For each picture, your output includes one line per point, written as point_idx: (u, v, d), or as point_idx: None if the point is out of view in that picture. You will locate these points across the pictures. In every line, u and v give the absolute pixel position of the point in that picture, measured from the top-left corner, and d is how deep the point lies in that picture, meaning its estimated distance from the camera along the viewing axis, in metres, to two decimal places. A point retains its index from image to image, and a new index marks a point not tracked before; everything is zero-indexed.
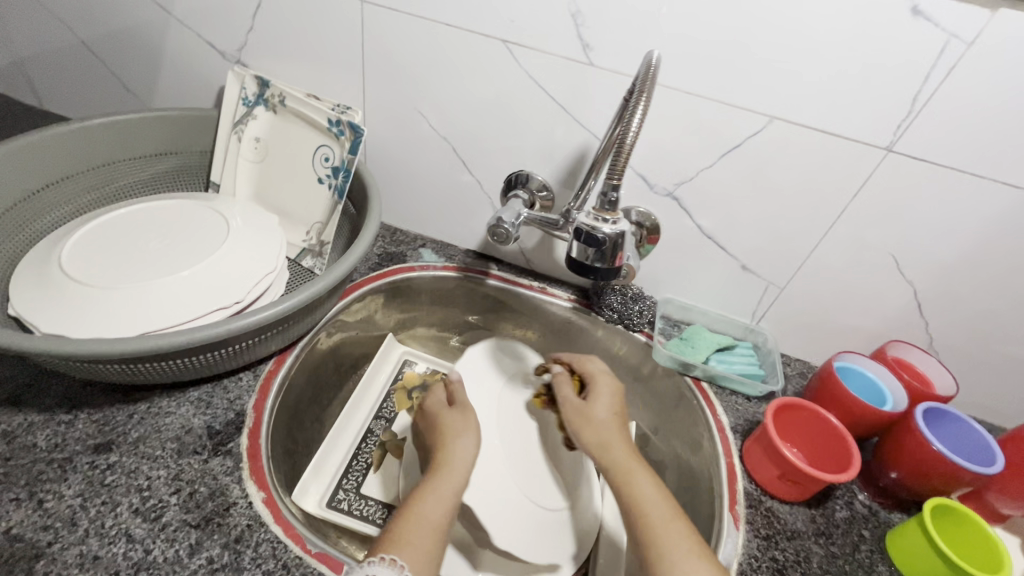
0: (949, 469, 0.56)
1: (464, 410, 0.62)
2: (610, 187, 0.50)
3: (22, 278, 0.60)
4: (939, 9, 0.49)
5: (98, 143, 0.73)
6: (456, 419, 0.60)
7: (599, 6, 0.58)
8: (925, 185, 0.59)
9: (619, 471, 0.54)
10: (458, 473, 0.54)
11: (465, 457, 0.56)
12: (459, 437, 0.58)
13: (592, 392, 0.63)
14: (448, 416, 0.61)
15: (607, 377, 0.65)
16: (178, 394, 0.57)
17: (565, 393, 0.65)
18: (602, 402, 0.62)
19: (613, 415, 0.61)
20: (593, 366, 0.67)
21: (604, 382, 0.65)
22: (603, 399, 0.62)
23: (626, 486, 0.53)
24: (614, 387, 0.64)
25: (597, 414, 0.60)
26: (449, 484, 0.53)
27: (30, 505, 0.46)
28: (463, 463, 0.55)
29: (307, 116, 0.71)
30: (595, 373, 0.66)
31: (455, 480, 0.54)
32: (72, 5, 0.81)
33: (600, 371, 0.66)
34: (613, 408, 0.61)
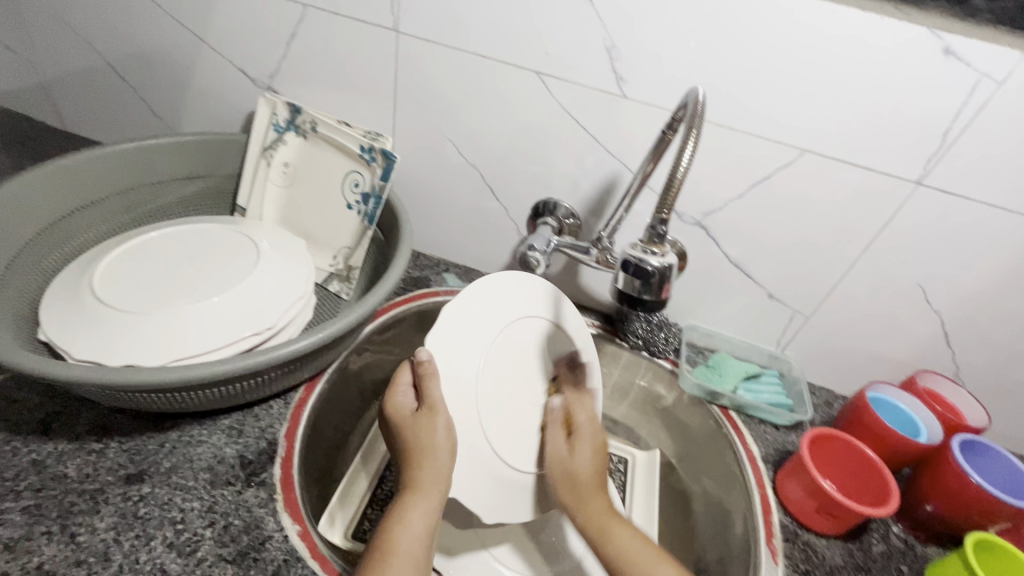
0: (988, 504, 0.56)
1: (434, 404, 0.53)
2: (659, 221, 0.52)
3: (53, 304, 0.59)
4: (970, 50, 0.51)
5: (128, 167, 0.73)
6: (422, 424, 0.52)
7: (635, 41, 0.59)
8: (955, 218, 0.60)
9: (594, 522, 0.55)
10: (435, 489, 0.51)
11: (440, 472, 0.51)
12: (433, 438, 0.52)
13: (579, 445, 0.61)
14: (415, 424, 0.53)
15: (598, 427, 0.63)
16: (209, 422, 0.57)
17: (556, 440, 0.61)
18: (588, 459, 0.60)
19: (597, 472, 0.60)
20: (583, 417, 0.63)
21: (590, 434, 0.62)
22: (584, 454, 0.61)
23: (607, 537, 0.54)
24: (601, 443, 0.62)
25: (581, 471, 0.59)
26: (422, 514, 0.50)
27: (63, 539, 0.45)
28: (438, 475, 0.51)
29: (338, 142, 0.72)
30: (586, 426, 0.63)
31: (430, 499, 0.51)
32: (104, 30, 0.82)
33: (590, 422, 0.63)
34: (596, 462, 0.60)
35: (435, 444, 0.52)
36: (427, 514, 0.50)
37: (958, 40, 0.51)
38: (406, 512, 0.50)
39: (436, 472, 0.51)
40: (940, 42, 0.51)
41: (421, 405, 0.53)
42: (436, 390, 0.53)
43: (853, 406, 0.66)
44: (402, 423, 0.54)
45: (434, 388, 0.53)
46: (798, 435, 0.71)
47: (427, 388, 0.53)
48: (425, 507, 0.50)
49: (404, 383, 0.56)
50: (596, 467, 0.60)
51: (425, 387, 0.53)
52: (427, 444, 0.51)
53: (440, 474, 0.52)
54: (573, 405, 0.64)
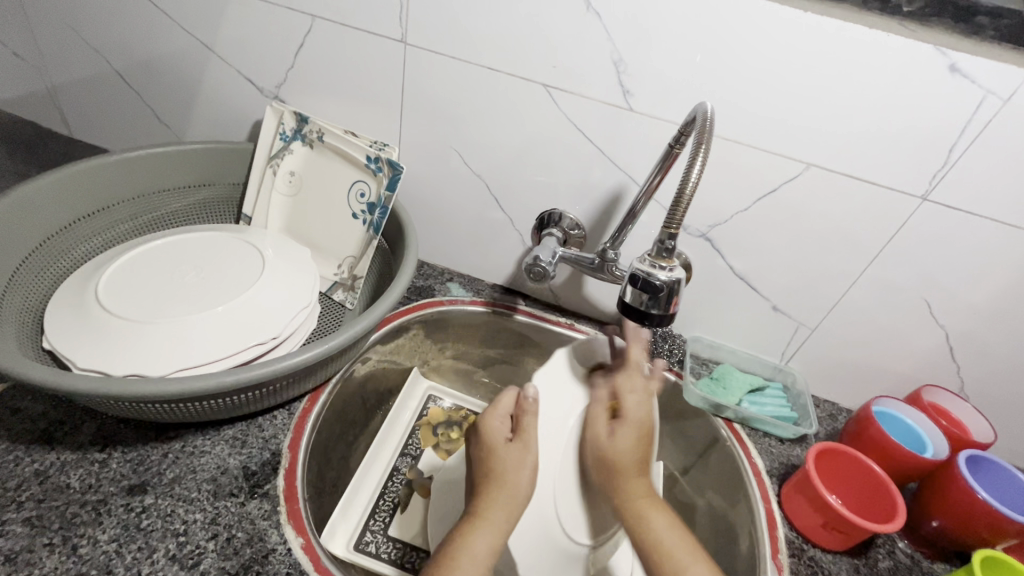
0: (995, 520, 0.56)
1: (527, 437, 0.58)
2: (667, 236, 0.52)
3: (57, 311, 0.59)
4: (975, 67, 0.51)
5: (135, 175, 0.73)
6: (512, 455, 0.56)
7: (642, 55, 0.59)
8: (960, 233, 0.60)
9: (633, 506, 0.54)
10: (503, 520, 0.51)
11: (511, 510, 0.52)
12: (518, 474, 0.54)
13: (620, 431, 0.60)
14: (505, 451, 0.56)
15: (640, 413, 0.62)
16: (212, 432, 0.56)
17: (598, 428, 0.62)
18: (624, 445, 0.59)
19: (635, 457, 0.58)
20: (630, 403, 0.63)
21: (637, 421, 0.61)
22: (623, 439, 0.59)
23: (639, 525, 0.53)
24: (647, 429, 0.60)
25: (620, 458, 0.58)
26: (489, 541, 0.49)
27: (65, 551, 0.45)
28: (521, 486, 0.54)
29: (345, 152, 0.72)
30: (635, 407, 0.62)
31: (496, 532, 0.50)
32: (113, 38, 0.82)
33: (636, 409, 0.62)
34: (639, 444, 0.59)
35: (520, 481, 0.54)
36: (492, 541, 0.49)
37: (964, 57, 0.51)
38: (472, 539, 0.49)
39: (512, 505, 0.52)
40: (946, 59, 0.52)
41: (516, 437, 0.58)
42: (532, 425, 0.59)
43: (859, 419, 0.66)
44: (490, 449, 0.56)
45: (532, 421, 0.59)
46: (803, 448, 0.70)
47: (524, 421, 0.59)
48: (490, 541, 0.49)
49: (502, 411, 0.60)
50: (635, 457, 0.58)
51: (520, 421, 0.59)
52: (518, 462, 0.55)
53: (517, 501, 0.53)
54: (621, 385, 0.65)
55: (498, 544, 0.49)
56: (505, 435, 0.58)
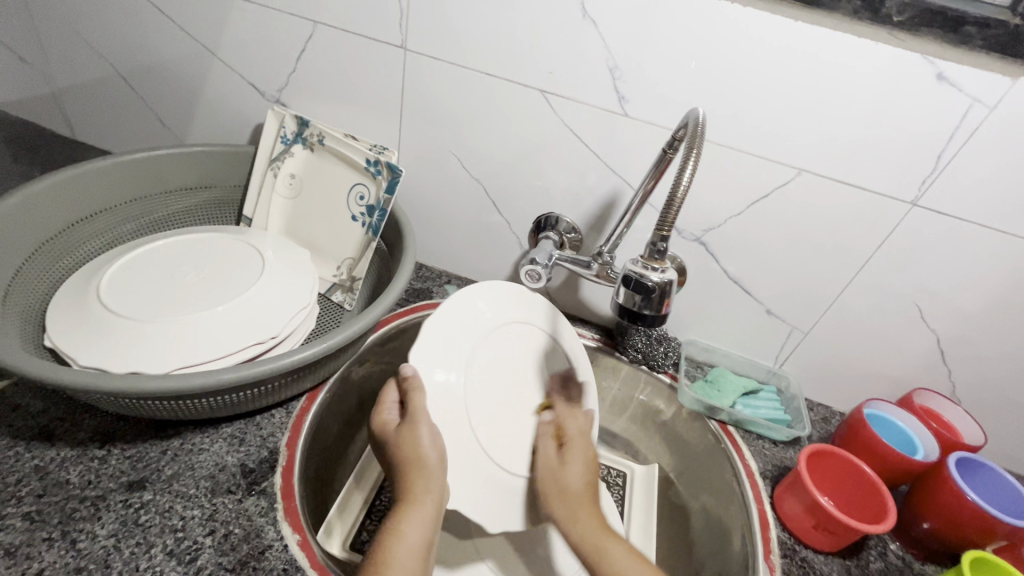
0: (986, 522, 0.56)
1: (416, 416, 0.55)
2: (659, 238, 0.53)
3: (59, 310, 0.60)
4: (962, 76, 0.52)
5: (137, 176, 0.74)
6: (407, 436, 0.54)
7: (637, 62, 0.60)
8: (950, 238, 0.61)
9: (590, 540, 0.51)
10: (431, 496, 0.52)
11: (428, 487, 0.52)
12: (422, 452, 0.53)
13: (567, 458, 0.61)
14: (401, 434, 0.55)
15: (584, 437, 0.63)
16: (211, 430, 0.57)
17: (541, 446, 0.63)
18: (575, 474, 0.59)
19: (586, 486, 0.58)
20: (573, 428, 0.64)
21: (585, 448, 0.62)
22: (573, 469, 0.59)
23: (591, 550, 0.50)
24: (592, 458, 0.61)
25: (572, 486, 0.58)
26: (417, 522, 0.49)
27: (63, 545, 0.46)
28: (433, 458, 0.54)
29: (344, 155, 0.73)
30: (575, 436, 0.63)
31: (426, 513, 0.51)
32: (117, 42, 0.84)
33: (580, 434, 0.63)
34: (588, 476, 0.59)
35: (427, 458, 0.53)
36: (422, 522, 0.50)
37: (951, 66, 0.52)
38: (399, 525, 0.49)
39: (427, 477, 0.52)
40: (934, 68, 0.53)
41: (406, 417, 0.56)
42: (420, 402, 0.56)
43: (851, 422, 0.67)
44: (392, 441, 0.55)
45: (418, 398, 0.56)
46: (796, 450, 0.71)
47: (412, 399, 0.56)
48: (419, 518, 0.50)
49: (391, 400, 0.58)
50: (583, 482, 0.58)
51: (408, 399, 0.56)
52: (414, 441, 0.54)
53: (426, 472, 0.53)
54: (564, 415, 0.66)
55: (428, 518, 0.50)
56: (397, 418, 0.57)
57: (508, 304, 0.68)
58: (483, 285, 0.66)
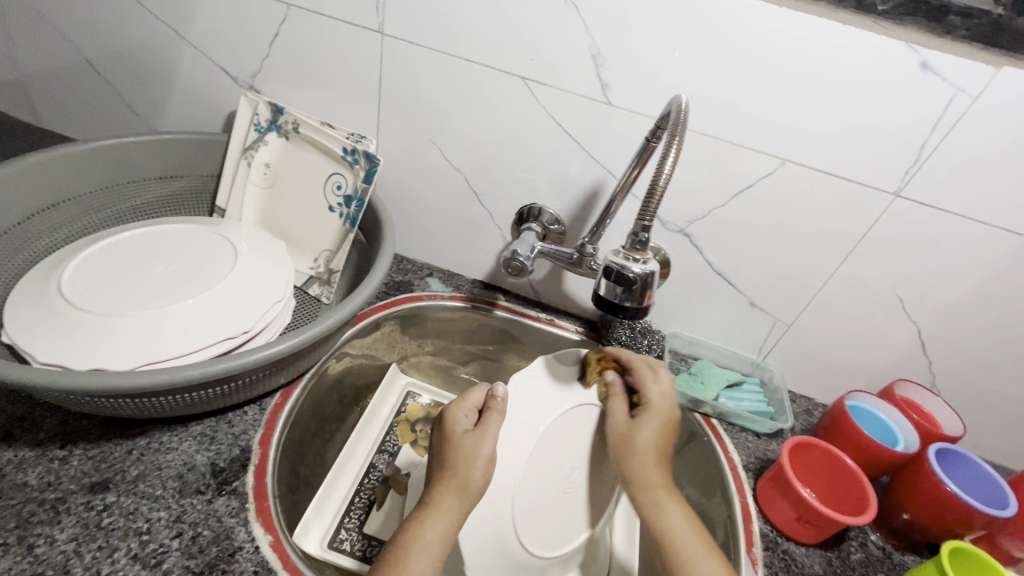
0: (964, 512, 0.57)
1: (487, 432, 0.54)
2: (641, 228, 0.52)
3: (18, 304, 0.57)
4: (946, 65, 0.52)
5: (104, 165, 0.71)
6: (465, 445, 0.53)
7: (620, 49, 0.59)
8: (931, 229, 0.60)
9: (652, 501, 0.52)
10: (456, 513, 0.49)
11: (462, 501, 0.50)
12: (471, 468, 0.51)
13: (644, 418, 0.58)
14: (463, 440, 0.54)
15: (670, 400, 0.60)
16: (180, 428, 0.55)
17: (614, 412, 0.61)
18: (643, 432, 0.57)
19: (658, 447, 0.56)
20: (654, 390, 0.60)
21: (660, 409, 0.58)
22: (649, 429, 0.57)
23: (658, 515, 0.51)
24: (669, 420, 0.58)
25: (641, 446, 0.56)
26: (440, 531, 0.47)
27: (19, 551, 0.43)
28: (478, 477, 0.51)
29: (320, 143, 0.71)
30: (654, 398, 0.59)
31: (449, 521, 0.48)
32: (82, 24, 0.80)
33: (661, 398, 0.59)
34: (659, 438, 0.56)
35: (473, 477, 0.51)
36: (442, 537, 0.47)
37: (935, 54, 0.52)
38: (421, 531, 0.47)
39: (462, 494, 0.50)
40: (918, 56, 0.52)
41: (476, 427, 0.55)
42: (493, 422, 0.56)
43: (833, 414, 0.67)
44: (450, 439, 0.54)
45: (496, 420, 0.56)
46: (779, 442, 0.71)
47: (489, 419, 0.56)
48: (440, 532, 0.47)
49: (471, 403, 0.58)
50: (655, 441, 0.56)
51: (487, 418, 0.56)
52: (471, 453, 0.52)
53: (467, 491, 0.50)
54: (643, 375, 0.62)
55: (450, 533, 0.48)
56: (469, 424, 0.55)
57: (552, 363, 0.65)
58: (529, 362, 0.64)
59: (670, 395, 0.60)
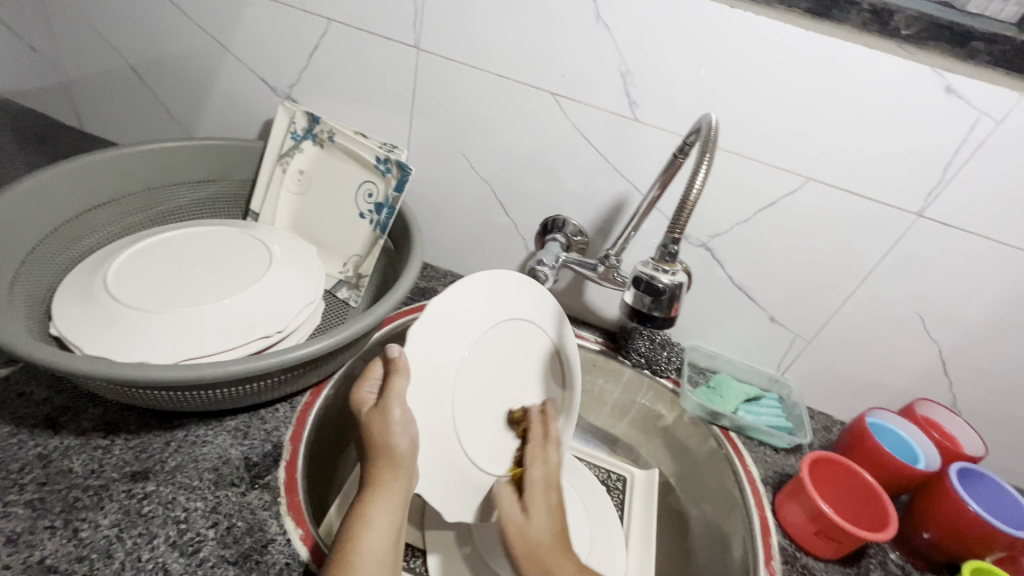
0: (986, 532, 0.57)
1: (393, 398, 0.50)
2: (671, 241, 0.54)
3: (66, 298, 0.60)
4: (971, 90, 0.53)
5: (147, 167, 0.74)
6: (379, 420, 0.50)
7: (649, 68, 0.61)
8: (953, 250, 0.61)
9: None
10: (400, 482, 0.50)
11: (396, 467, 0.50)
12: (394, 438, 0.49)
13: (538, 512, 0.54)
14: (372, 419, 0.50)
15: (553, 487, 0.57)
16: (215, 422, 0.57)
17: (507, 508, 0.56)
18: (549, 522, 0.54)
19: (557, 534, 0.53)
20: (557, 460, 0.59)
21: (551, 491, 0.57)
22: (542, 519, 0.54)
23: None
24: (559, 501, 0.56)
25: (539, 537, 0.52)
26: (387, 508, 0.48)
27: (65, 534, 0.45)
28: (404, 445, 0.50)
29: (354, 152, 0.73)
30: (544, 485, 0.57)
31: (394, 494, 0.49)
32: (129, 33, 0.84)
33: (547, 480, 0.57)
34: (557, 527, 0.53)
35: (399, 445, 0.50)
36: (391, 511, 0.48)
37: (960, 79, 0.53)
38: (369, 512, 0.48)
39: (396, 465, 0.50)
40: (943, 80, 0.53)
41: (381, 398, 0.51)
42: (400, 388, 0.51)
43: (854, 431, 0.67)
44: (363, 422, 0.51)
45: (399, 382, 0.51)
46: (797, 458, 0.71)
47: (393, 385, 0.51)
48: (387, 504, 0.48)
49: (375, 377, 0.53)
50: (552, 529, 0.53)
51: (388, 382, 0.51)
52: (385, 425, 0.49)
53: (393, 458, 0.49)
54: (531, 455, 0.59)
55: (398, 504, 0.49)
56: (375, 399, 0.52)
57: (502, 292, 0.63)
58: (460, 289, 0.58)
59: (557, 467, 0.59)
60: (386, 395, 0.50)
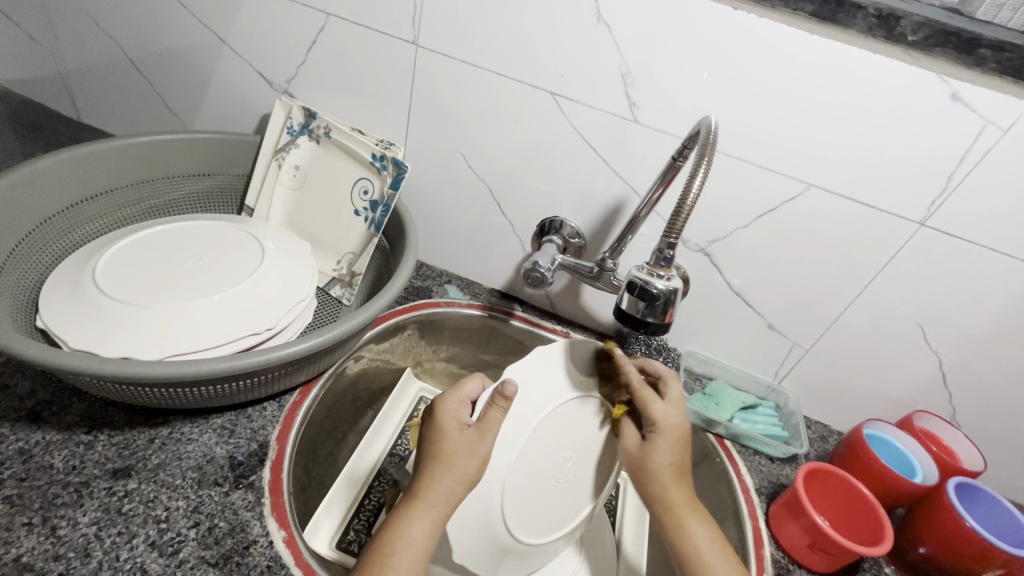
0: (983, 551, 0.55)
1: (489, 423, 0.51)
2: (666, 245, 0.53)
3: (53, 289, 0.59)
4: (977, 97, 0.52)
5: (141, 160, 0.74)
6: (463, 442, 0.50)
7: (649, 69, 0.60)
8: (955, 259, 0.60)
9: (671, 511, 0.53)
10: (443, 511, 0.48)
11: (452, 493, 0.48)
12: (464, 466, 0.49)
13: (652, 442, 0.55)
14: (458, 435, 0.50)
15: (672, 417, 0.56)
16: (202, 420, 0.56)
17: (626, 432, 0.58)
18: (666, 452, 0.55)
19: (675, 464, 0.55)
20: (674, 387, 0.59)
21: (671, 430, 0.56)
22: (663, 451, 0.55)
23: (679, 531, 0.52)
24: (680, 437, 0.56)
25: (658, 464, 0.54)
26: (427, 528, 0.47)
27: (43, 531, 0.45)
28: (468, 476, 0.49)
29: (350, 148, 0.72)
30: (659, 418, 0.56)
31: (434, 519, 0.47)
32: (127, 24, 0.83)
33: (667, 424, 0.56)
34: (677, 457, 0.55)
35: (462, 474, 0.49)
36: (429, 537, 0.47)
37: (966, 86, 0.52)
38: (408, 528, 0.46)
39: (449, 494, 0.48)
40: (948, 88, 0.52)
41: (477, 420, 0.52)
42: (496, 420, 0.51)
43: (851, 443, 0.66)
44: (443, 435, 0.50)
45: (495, 413, 0.52)
46: (793, 468, 0.70)
47: (489, 411, 0.52)
48: (427, 527, 0.47)
49: (464, 394, 0.54)
50: (672, 459, 0.55)
51: (486, 410, 0.52)
52: (469, 452, 0.49)
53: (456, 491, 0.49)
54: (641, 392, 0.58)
55: (435, 534, 0.47)
56: (466, 418, 0.52)
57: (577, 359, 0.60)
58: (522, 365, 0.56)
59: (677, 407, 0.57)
60: (453, 421, 0.51)
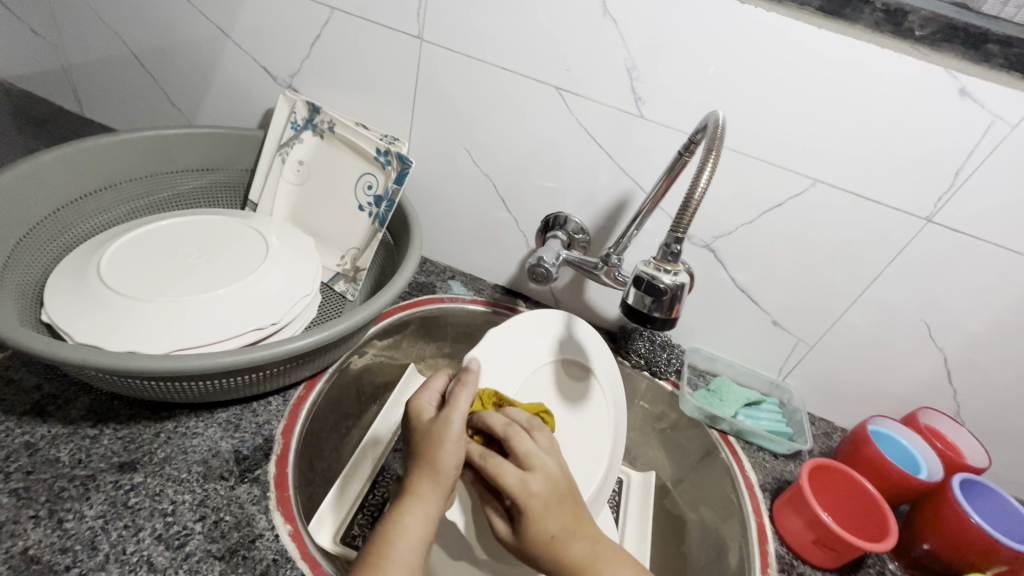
0: (988, 547, 0.55)
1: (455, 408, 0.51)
2: (673, 240, 0.53)
3: (58, 283, 0.59)
4: (985, 92, 0.52)
5: (145, 154, 0.74)
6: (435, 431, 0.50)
7: (655, 64, 0.60)
8: (962, 255, 0.60)
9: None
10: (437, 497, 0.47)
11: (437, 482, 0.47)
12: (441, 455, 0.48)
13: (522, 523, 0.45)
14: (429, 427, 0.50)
15: (534, 482, 0.45)
16: (207, 415, 0.56)
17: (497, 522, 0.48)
18: (547, 522, 0.44)
19: (562, 529, 0.44)
20: (524, 443, 0.48)
21: (537, 497, 0.45)
22: (542, 523, 0.44)
23: None
24: (553, 496, 0.45)
25: (545, 542, 0.44)
26: (421, 517, 0.45)
27: (49, 524, 0.45)
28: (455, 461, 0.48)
29: (355, 143, 0.72)
30: (519, 494, 0.45)
31: (429, 508, 0.46)
32: (129, 18, 0.83)
33: (532, 489, 0.45)
34: (561, 521, 0.45)
35: (446, 460, 0.48)
36: (425, 523, 0.46)
37: (974, 81, 0.52)
38: (403, 518, 0.45)
39: (436, 478, 0.47)
40: (956, 83, 0.52)
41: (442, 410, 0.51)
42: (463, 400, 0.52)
43: (855, 439, 0.66)
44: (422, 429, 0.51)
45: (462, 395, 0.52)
46: (797, 464, 0.70)
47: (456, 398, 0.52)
48: (423, 515, 0.46)
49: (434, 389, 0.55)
50: (554, 528, 0.44)
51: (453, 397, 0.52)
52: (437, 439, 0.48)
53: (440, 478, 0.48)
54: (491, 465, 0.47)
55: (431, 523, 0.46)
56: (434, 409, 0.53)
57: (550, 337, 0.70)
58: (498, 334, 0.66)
59: (535, 465, 0.47)
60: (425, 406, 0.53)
